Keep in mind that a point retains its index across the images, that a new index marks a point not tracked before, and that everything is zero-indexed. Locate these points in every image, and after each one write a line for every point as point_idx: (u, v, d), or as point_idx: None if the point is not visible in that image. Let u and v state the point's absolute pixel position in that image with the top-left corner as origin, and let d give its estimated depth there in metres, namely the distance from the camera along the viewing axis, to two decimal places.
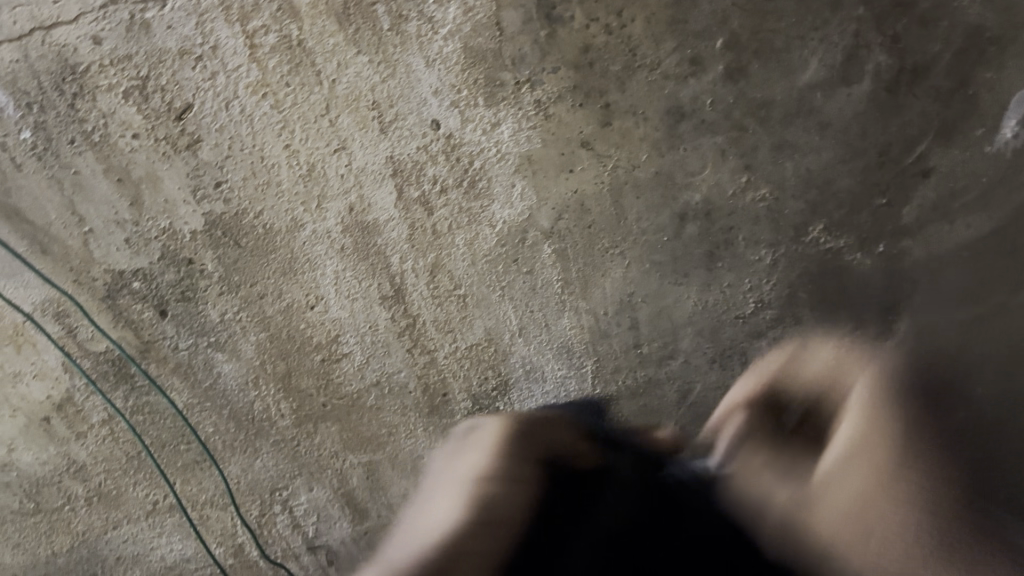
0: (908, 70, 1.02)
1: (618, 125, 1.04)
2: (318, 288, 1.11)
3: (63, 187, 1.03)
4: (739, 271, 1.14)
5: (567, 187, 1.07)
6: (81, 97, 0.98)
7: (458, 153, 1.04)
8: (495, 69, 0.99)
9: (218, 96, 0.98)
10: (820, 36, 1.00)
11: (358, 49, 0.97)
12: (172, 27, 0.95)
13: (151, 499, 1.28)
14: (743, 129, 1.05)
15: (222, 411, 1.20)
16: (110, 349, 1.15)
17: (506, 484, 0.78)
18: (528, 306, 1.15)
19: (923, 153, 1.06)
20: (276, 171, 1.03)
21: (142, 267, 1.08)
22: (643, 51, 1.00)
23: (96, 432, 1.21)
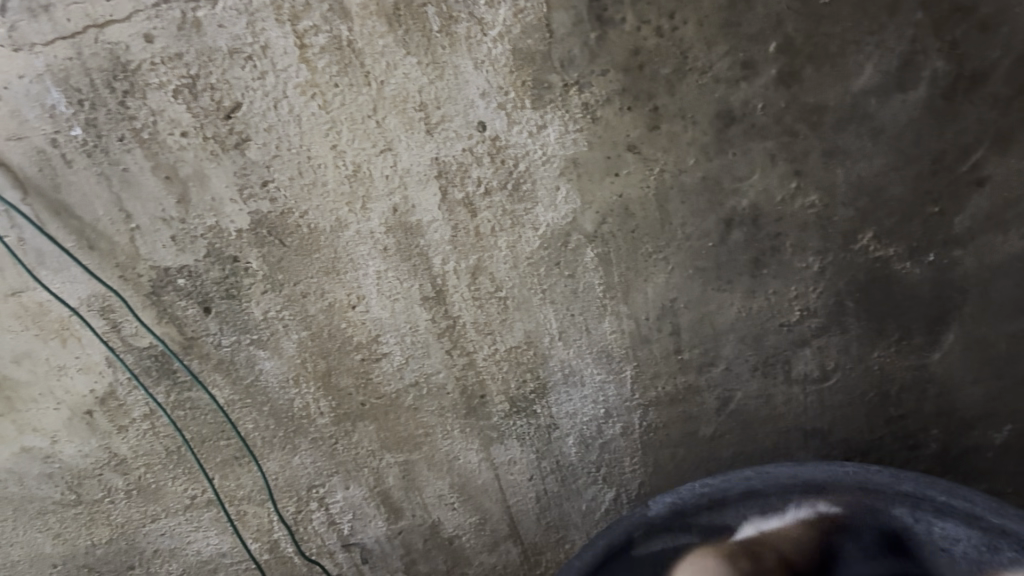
0: (966, 76, 0.99)
1: (666, 129, 1.02)
2: (360, 288, 1.11)
3: (111, 184, 1.04)
4: (784, 278, 1.12)
5: (612, 191, 1.06)
6: (131, 95, 0.98)
7: (503, 155, 1.03)
8: (544, 72, 0.98)
9: (267, 95, 0.98)
10: (876, 41, 0.97)
11: (407, 50, 0.96)
12: (223, 26, 0.95)
13: (189, 493, 1.28)
14: (794, 134, 1.03)
15: (262, 408, 1.21)
16: (153, 344, 1.15)
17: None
18: (569, 310, 1.14)
19: (977, 162, 1.03)
20: (322, 171, 1.03)
21: (188, 264, 1.09)
22: (694, 54, 0.98)
23: (137, 426, 1.22)
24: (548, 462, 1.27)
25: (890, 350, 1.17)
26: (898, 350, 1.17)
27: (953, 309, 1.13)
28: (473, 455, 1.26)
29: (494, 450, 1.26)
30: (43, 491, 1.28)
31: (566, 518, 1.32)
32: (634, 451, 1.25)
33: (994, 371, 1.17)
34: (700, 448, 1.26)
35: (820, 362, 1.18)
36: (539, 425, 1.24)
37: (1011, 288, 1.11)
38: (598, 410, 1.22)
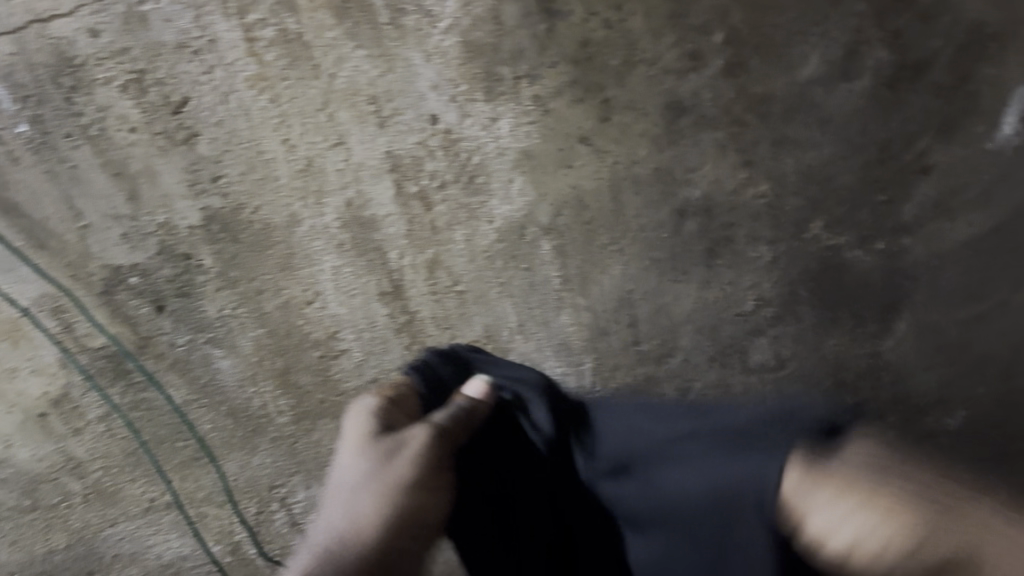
0: (909, 66, 1.01)
1: (618, 121, 1.03)
2: (316, 283, 1.11)
3: (59, 182, 1.03)
4: (738, 268, 1.13)
5: (566, 183, 1.07)
6: (78, 91, 0.98)
7: (457, 148, 1.03)
8: (494, 64, 0.99)
9: (217, 89, 0.98)
10: (819, 32, 1.00)
11: (357, 43, 0.97)
12: (169, 20, 0.95)
13: (147, 496, 1.25)
14: (743, 124, 1.04)
15: (220, 408, 1.19)
16: (106, 344, 1.14)
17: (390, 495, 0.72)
18: (526, 303, 1.14)
19: (922, 150, 1.05)
20: (273, 166, 1.02)
21: (140, 262, 1.08)
22: (642, 47, 0.99)
23: (93, 429, 1.20)
24: None
25: (846, 337, 1.16)
26: (855, 337, 1.16)
27: (904, 298, 1.13)
28: None
29: None
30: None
31: None
32: None
33: (947, 357, 1.15)
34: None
35: (776, 351, 1.17)
36: None
37: (961, 276, 1.11)
38: None
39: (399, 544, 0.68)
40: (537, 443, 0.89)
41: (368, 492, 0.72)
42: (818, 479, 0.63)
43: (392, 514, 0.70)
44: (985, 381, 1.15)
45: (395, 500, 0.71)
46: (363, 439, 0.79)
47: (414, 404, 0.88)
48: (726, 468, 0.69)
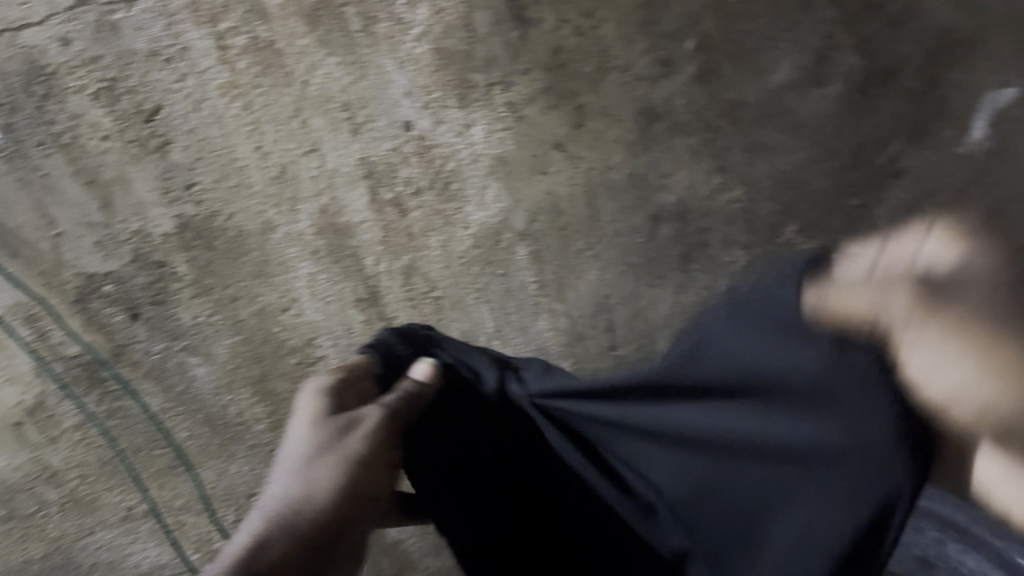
0: (879, 71, 1.01)
1: (591, 127, 1.04)
2: (292, 290, 1.11)
3: (32, 190, 1.03)
4: (713, 272, 1.15)
5: (541, 189, 1.07)
6: (50, 99, 0.98)
7: (431, 155, 1.04)
8: (467, 71, 0.99)
9: (190, 96, 0.98)
10: (792, 38, 0.99)
11: (328, 51, 0.96)
12: (141, 29, 0.94)
13: (125, 504, 1.25)
14: (715, 130, 1.05)
15: (197, 415, 1.19)
16: (80, 353, 1.13)
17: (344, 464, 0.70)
18: (504, 308, 1.17)
19: (895, 155, 1.05)
20: (247, 173, 1.03)
21: (114, 270, 1.08)
22: (614, 53, 1.00)
23: (69, 437, 1.19)
24: None
25: None
26: None
27: None
28: None
29: None
30: None
31: None
32: None
33: None
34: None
35: None
36: None
37: None
38: None
39: (354, 507, 0.69)
40: (515, 399, 0.85)
41: (326, 458, 0.70)
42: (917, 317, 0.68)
43: (346, 482, 0.69)
44: None
45: (347, 481, 0.70)
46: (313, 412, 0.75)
47: (370, 387, 0.79)
48: (808, 342, 0.76)
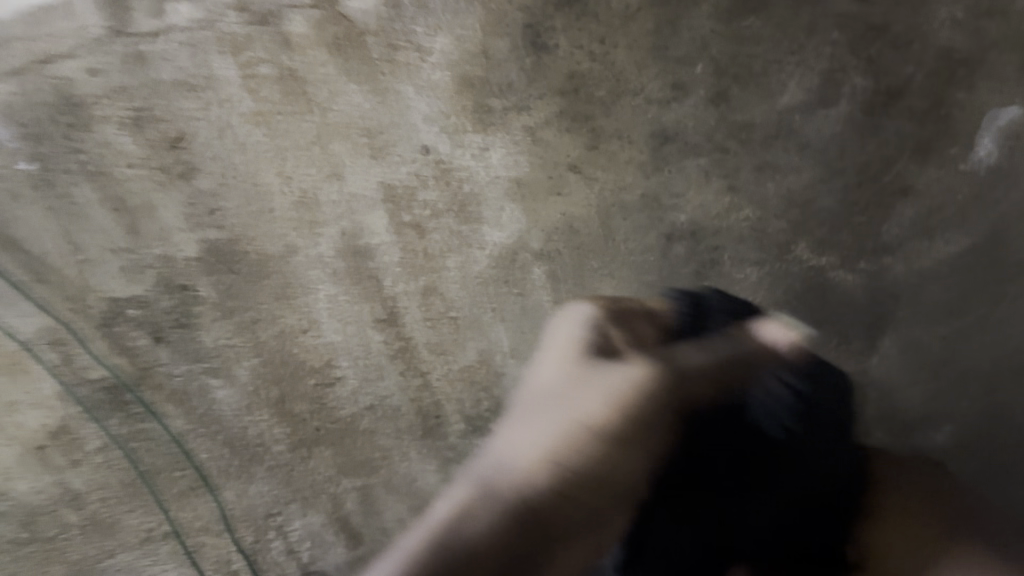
0: (883, 92, 1.05)
1: (604, 148, 1.07)
2: (311, 312, 1.12)
3: (59, 217, 1.06)
4: (727, 289, 1.13)
5: (556, 210, 1.09)
6: (78, 128, 1.01)
7: (448, 178, 1.06)
8: (484, 96, 1.03)
9: (214, 125, 1.01)
10: (796, 60, 1.04)
11: (350, 78, 1.01)
12: (167, 59, 0.99)
13: (145, 526, 1.22)
14: (726, 151, 1.07)
15: (216, 437, 1.19)
16: (104, 376, 1.14)
17: (592, 433, 0.70)
18: (520, 328, 1.13)
19: (900, 172, 1.07)
20: (268, 199, 1.05)
21: (137, 294, 1.10)
22: (626, 78, 1.04)
23: (91, 460, 1.19)
24: None
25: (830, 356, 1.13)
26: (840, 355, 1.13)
27: (888, 318, 1.12)
28: (431, 478, 1.19)
29: (452, 473, 1.18)
30: None
31: None
32: None
33: (931, 373, 1.12)
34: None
35: None
36: None
37: (942, 292, 1.10)
38: None
39: (546, 517, 0.64)
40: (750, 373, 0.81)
41: (563, 414, 0.72)
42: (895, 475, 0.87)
43: (551, 476, 0.66)
44: (969, 396, 1.12)
45: (598, 435, 0.70)
46: (571, 343, 0.81)
47: (636, 330, 0.86)
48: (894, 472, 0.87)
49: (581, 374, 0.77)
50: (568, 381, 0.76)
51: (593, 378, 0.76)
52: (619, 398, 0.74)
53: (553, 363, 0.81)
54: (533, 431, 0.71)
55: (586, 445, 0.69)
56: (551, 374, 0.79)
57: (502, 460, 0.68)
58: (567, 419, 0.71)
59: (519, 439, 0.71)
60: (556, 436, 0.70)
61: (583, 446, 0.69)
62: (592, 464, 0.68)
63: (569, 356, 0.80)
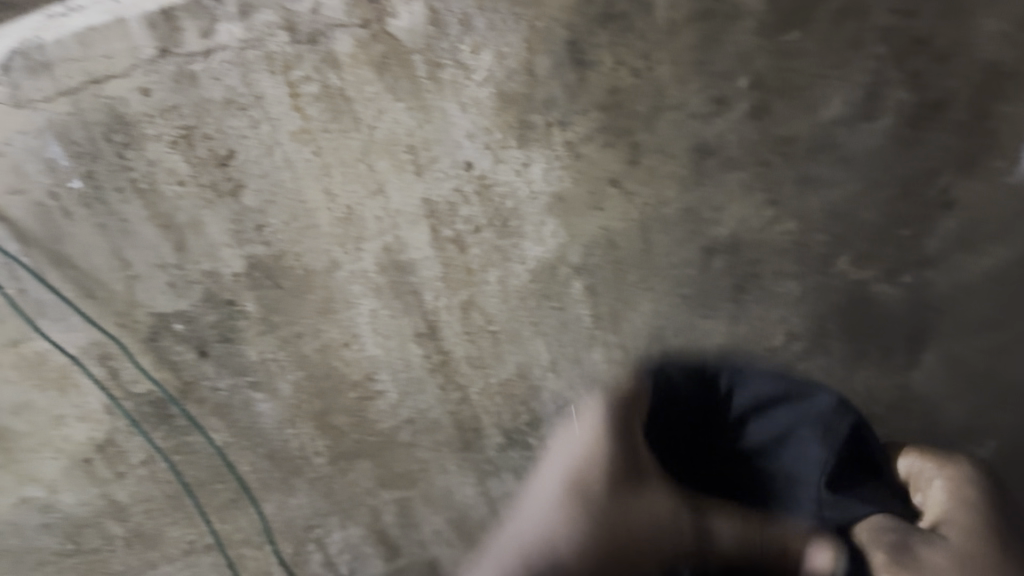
0: (928, 104, 1.04)
1: (646, 163, 1.07)
2: (354, 326, 1.13)
3: (109, 234, 1.06)
4: (767, 303, 1.15)
5: (596, 224, 1.09)
6: (130, 147, 1.02)
7: (490, 194, 1.07)
8: (527, 112, 1.03)
9: (262, 143, 1.02)
10: (841, 74, 1.03)
11: (396, 97, 1.01)
12: (218, 78, 0.99)
13: (186, 539, 1.26)
14: (768, 164, 1.07)
15: (258, 449, 1.20)
16: (151, 390, 1.16)
17: (600, 516, 0.94)
18: (559, 341, 1.15)
19: (944, 186, 1.08)
20: (314, 215, 1.06)
21: (185, 310, 1.11)
22: (669, 92, 1.03)
23: (135, 472, 1.21)
24: None
25: (874, 368, 1.17)
26: (880, 369, 1.18)
27: (930, 330, 1.16)
28: (468, 489, 1.25)
29: (489, 483, 1.25)
30: (42, 541, 1.26)
31: None
32: None
33: (971, 385, 1.18)
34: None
35: None
36: (534, 458, 1.22)
37: (983, 306, 1.14)
38: None
39: None
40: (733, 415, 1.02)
41: (577, 504, 0.96)
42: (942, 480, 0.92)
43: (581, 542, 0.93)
44: (1009, 410, 1.18)
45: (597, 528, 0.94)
46: (587, 421, 1.03)
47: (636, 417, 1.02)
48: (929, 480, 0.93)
49: (586, 450, 1.00)
50: (573, 457, 1.01)
51: (584, 442, 1.01)
52: (598, 475, 0.97)
53: (580, 439, 1.02)
54: (557, 514, 0.96)
55: (584, 519, 0.94)
56: (561, 456, 1.03)
57: (531, 539, 0.96)
58: (564, 508, 0.96)
59: (543, 506, 0.99)
60: (572, 527, 0.94)
61: (587, 530, 0.93)
62: (634, 526, 0.94)
63: (580, 440, 1.01)
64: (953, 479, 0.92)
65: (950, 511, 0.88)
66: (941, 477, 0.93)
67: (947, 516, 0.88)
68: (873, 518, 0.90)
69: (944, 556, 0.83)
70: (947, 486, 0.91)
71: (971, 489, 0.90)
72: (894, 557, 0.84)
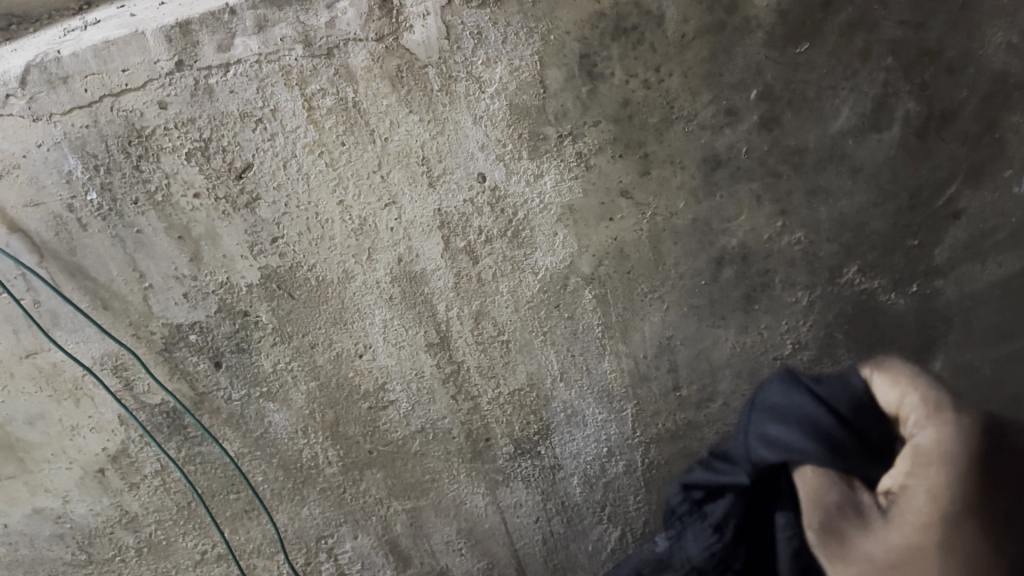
0: (937, 116, 1.05)
1: (656, 174, 1.07)
2: (367, 337, 1.14)
3: (125, 245, 1.07)
4: (775, 313, 1.14)
5: (607, 235, 1.10)
6: (145, 159, 1.03)
7: (502, 205, 1.08)
8: (539, 124, 1.04)
9: (277, 156, 1.04)
10: (850, 86, 1.04)
11: (410, 109, 1.02)
12: (234, 92, 1.01)
13: (199, 548, 1.26)
14: (778, 175, 1.08)
15: (272, 460, 1.21)
16: (165, 400, 1.16)
17: None
18: (569, 351, 1.16)
19: (952, 196, 1.09)
20: (329, 226, 1.07)
21: (199, 320, 1.12)
22: (680, 104, 1.04)
23: (148, 483, 1.21)
24: (554, 504, 1.25)
25: None
26: None
27: (939, 339, 1.16)
28: (479, 500, 1.25)
29: (500, 493, 1.24)
30: (54, 551, 1.26)
31: (572, 560, 1.29)
32: (637, 489, 1.24)
33: (982, 396, 1.20)
34: (582, 513, 1.25)
35: None
36: (543, 467, 1.23)
37: (992, 314, 1.15)
38: (601, 448, 1.21)
39: None
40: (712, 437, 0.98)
41: None
42: (925, 428, 0.77)
43: None
44: None
45: None
46: None
47: None
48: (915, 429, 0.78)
49: None
50: None
51: None
52: None
53: None
54: None
55: None
56: None
57: None
58: None
59: None
60: None
61: None
62: None
63: None
64: (937, 444, 0.76)
65: (914, 490, 0.76)
66: (911, 437, 0.78)
67: (900, 492, 0.77)
68: (805, 469, 0.80)
69: (882, 549, 0.76)
70: (912, 454, 0.77)
71: (954, 463, 0.75)
72: (826, 538, 0.78)
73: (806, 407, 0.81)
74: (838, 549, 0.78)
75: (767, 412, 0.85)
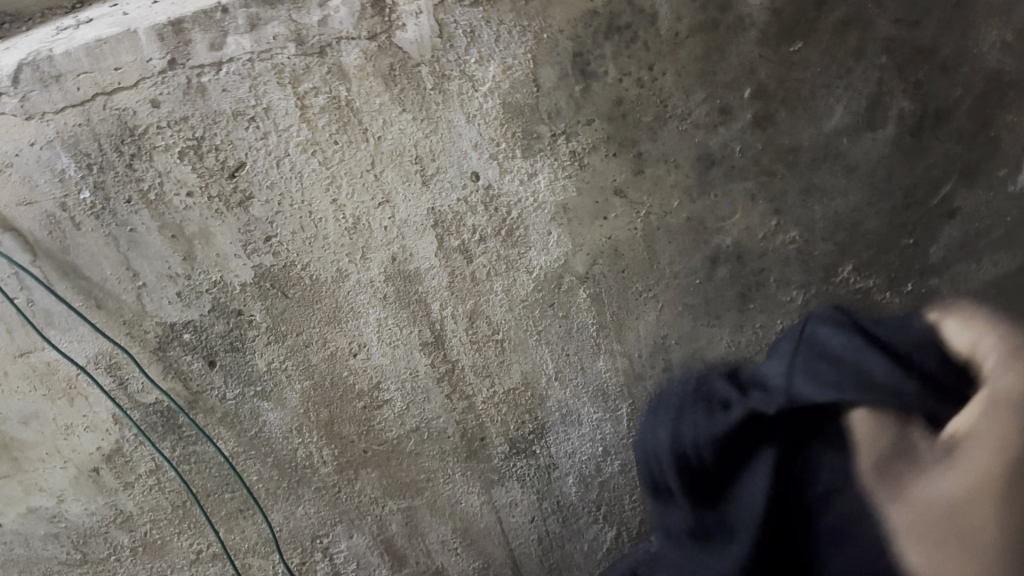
0: (931, 114, 1.05)
1: (650, 173, 1.07)
2: (361, 335, 1.14)
3: (118, 244, 1.07)
4: (770, 312, 1.14)
5: (601, 234, 1.10)
6: (138, 158, 1.03)
7: (496, 204, 1.08)
8: (533, 123, 1.04)
9: (270, 154, 1.04)
10: (844, 84, 1.04)
11: (403, 108, 1.02)
12: (227, 90, 1.01)
13: (194, 548, 1.25)
14: (772, 174, 1.08)
15: (266, 459, 1.20)
16: (159, 399, 1.16)
17: None
18: (564, 350, 1.15)
19: (947, 195, 1.09)
20: (323, 225, 1.07)
21: (193, 319, 1.12)
22: (674, 102, 1.04)
23: (143, 482, 1.21)
24: (549, 503, 1.24)
25: None
26: None
27: None
28: (475, 499, 1.24)
29: (495, 493, 1.24)
30: (48, 551, 1.25)
31: (568, 560, 1.27)
32: (633, 488, 1.23)
33: None
34: (578, 513, 1.25)
35: None
36: (539, 466, 1.22)
37: None
38: (597, 448, 1.21)
39: None
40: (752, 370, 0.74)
41: None
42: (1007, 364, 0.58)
43: None
44: None
45: None
46: None
47: None
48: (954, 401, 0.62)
49: None
50: None
51: None
52: None
53: None
54: None
55: None
56: None
57: None
58: None
59: None
60: None
61: None
62: None
63: None
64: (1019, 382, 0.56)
65: (989, 438, 0.55)
66: (982, 381, 0.58)
67: (970, 439, 0.56)
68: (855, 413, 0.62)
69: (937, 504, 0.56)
70: (988, 398, 0.57)
71: None
72: (877, 484, 0.59)
73: (824, 335, 0.68)
74: (891, 501, 0.58)
75: (842, 348, 0.65)
